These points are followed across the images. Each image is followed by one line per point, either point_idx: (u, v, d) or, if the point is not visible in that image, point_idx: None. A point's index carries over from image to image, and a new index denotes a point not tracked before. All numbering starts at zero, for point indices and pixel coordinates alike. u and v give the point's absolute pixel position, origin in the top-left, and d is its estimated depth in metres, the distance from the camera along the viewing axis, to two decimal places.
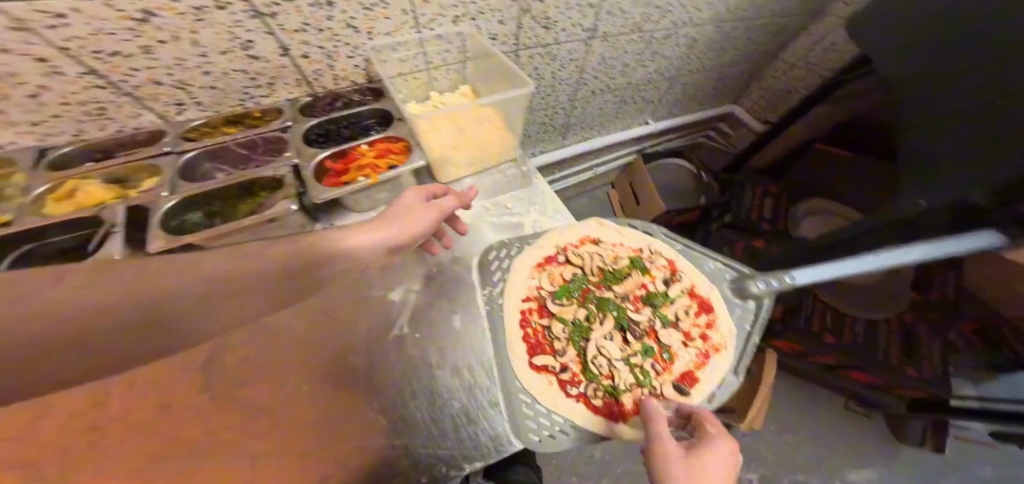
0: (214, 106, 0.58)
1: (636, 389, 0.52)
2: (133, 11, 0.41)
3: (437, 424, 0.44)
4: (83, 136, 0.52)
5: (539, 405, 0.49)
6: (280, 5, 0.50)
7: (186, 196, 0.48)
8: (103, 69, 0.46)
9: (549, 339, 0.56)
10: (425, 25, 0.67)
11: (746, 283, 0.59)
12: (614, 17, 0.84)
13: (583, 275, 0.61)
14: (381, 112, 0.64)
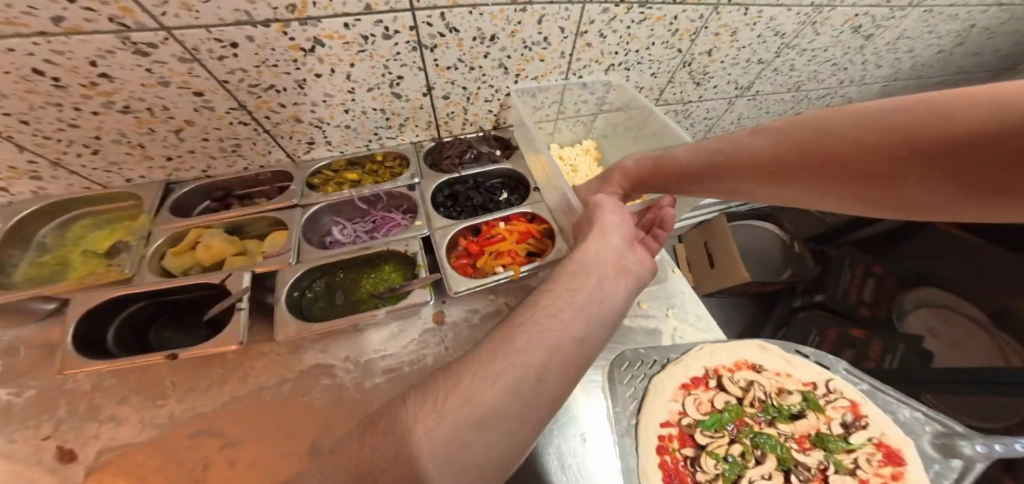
0: (341, 146, 0.51)
1: None
2: (303, 39, 0.37)
3: None
4: (210, 173, 0.48)
5: None
6: (444, 37, 0.43)
7: (311, 266, 0.43)
8: (251, 104, 0.42)
9: (690, 471, 0.44)
10: (576, 71, 0.56)
11: (955, 440, 0.43)
12: (778, 75, 0.70)
13: (734, 403, 0.50)
14: (512, 172, 0.56)
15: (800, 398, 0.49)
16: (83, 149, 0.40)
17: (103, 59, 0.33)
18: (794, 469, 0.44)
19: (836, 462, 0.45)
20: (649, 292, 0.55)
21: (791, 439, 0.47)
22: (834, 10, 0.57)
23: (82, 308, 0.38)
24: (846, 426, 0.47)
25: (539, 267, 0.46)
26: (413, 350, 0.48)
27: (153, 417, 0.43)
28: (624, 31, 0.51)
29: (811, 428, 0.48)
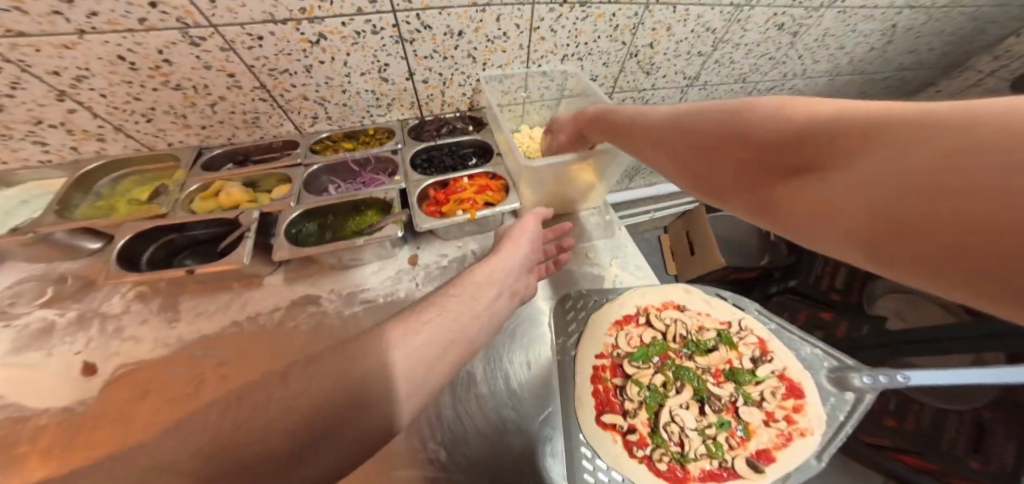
0: (339, 120, 0.63)
1: (706, 461, 0.49)
2: (311, 34, 0.48)
3: (496, 468, 0.45)
4: (233, 140, 0.60)
5: (600, 461, 0.47)
6: (421, 33, 0.54)
7: (308, 208, 0.52)
8: (269, 84, 0.53)
9: (620, 398, 0.53)
10: (534, 61, 0.68)
11: (847, 373, 0.52)
12: (720, 67, 0.80)
13: (662, 340, 0.57)
14: (480, 143, 0.66)
15: (719, 336, 0.58)
16: (140, 118, 0.52)
17: (166, 47, 0.45)
18: (706, 399, 0.53)
19: (743, 393, 0.55)
20: (597, 245, 0.65)
21: (706, 373, 0.56)
22: (754, 9, 0.67)
23: (128, 233, 0.48)
24: (753, 360, 0.56)
25: (495, 210, 0.54)
26: (389, 283, 0.57)
27: (165, 336, 0.51)
28: (571, 26, 0.63)
29: (726, 365, 0.57)
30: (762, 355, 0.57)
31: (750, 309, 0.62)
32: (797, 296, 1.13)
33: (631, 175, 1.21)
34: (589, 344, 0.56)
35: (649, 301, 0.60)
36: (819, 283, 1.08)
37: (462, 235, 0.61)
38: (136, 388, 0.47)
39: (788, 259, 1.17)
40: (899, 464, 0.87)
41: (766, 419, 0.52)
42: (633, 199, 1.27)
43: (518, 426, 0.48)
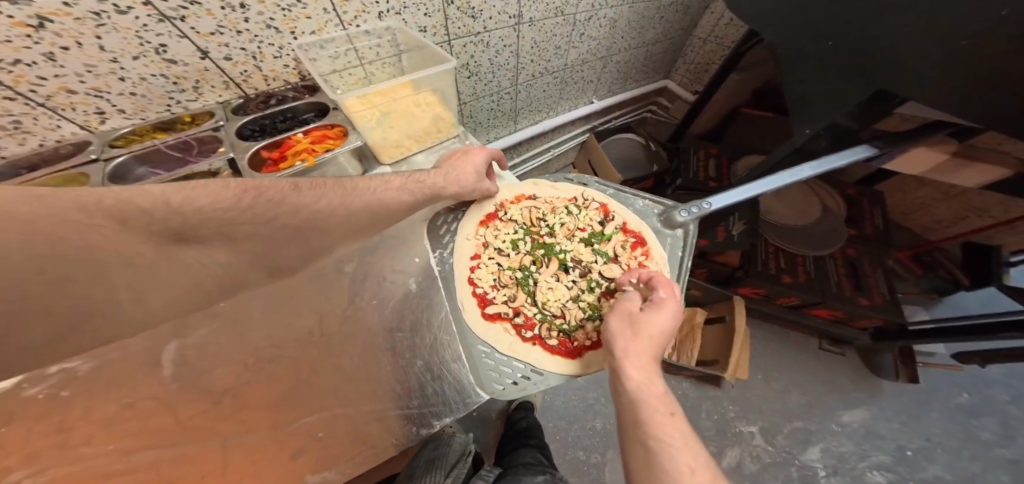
0: (137, 113, 0.59)
1: (588, 326, 0.52)
2: (25, 16, 0.41)
3: (406, 386, 0.50)
4: (3, 152, 0.53)
5: (499, 354, 0.50)
6: (189, 9, 0.51)
7: (120, 196, 0.49)
8: (7, 80, 0.45)
9: (498, 288, 0.55)
10: (350, 22, 0.69)
11: (671, 212, 0.56)
12: (534, 2, 0.90)
13: (523, 229, 0.59)
14: (319, 104, 0.67)
15: (568, 211, 0.61)
16: None
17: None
18: (571, 266, 0.57)
19: (599, 253, 0.57)
20: None
21: (568, 243, 0.59)
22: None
23: None
24: (603, 226, 0.59)
25: (333, 154, 0.57)
26: None
27: None
28: None
29: (581, 233, 0.59)
30: (609, 219, 0.60)
31: (592, 182, 0.65)
32: (686, 191, 1.27)
33: (512, 116, 1.24)
34: (462, 253, 0.58)
35: (504, 198, 0.62)
36: (696, 177, 1.28)
37: None
38: None
39: (671, 164, 1.39)
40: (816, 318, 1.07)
41: (626, 273, 0.56)
42: (523, 142, 1.37)
43: (418, 339, 0.52)
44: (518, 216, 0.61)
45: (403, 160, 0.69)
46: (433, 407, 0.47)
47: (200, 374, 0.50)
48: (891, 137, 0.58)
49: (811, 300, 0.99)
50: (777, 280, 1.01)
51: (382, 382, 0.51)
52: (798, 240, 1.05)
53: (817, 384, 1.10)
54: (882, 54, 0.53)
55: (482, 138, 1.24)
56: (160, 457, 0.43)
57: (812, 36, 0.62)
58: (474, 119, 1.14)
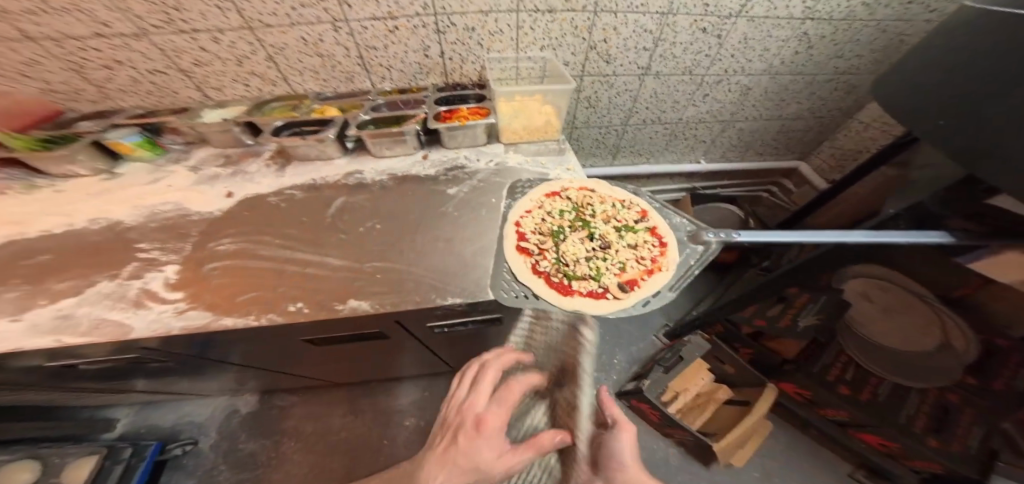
0: (398, 81, 1.06)
1: (588, 281, 0.64)
2: (392, 26, 0.90)
3: (442, 273, 0.66)
4: (338, 90, 1.07)
5: (509, 274, 0.66)
6: (451, 31, 0.94)
7: (371, 117, 0.92)
8: (364, 55, 0.98)
9: (535, 232, 0.72)
10: (523, 49, 1.02)
11: (700, 231, 0.67)
12: (666, 60, 1.07)
13: (571, 206, 0.77)
14: (483, 96, 1.01)
15: (612, 207, 0.77)
16: (300, 74, 1.01)
17: (322, 33, 0.91)
18: (597, 240, 0.71)
19: (624, 239, 0.70)
20: (553, 159, 0.93)
21: (601, 225, 0.73)
22: (678, 16, 0.95)
23: (279, 120, 0.91)
24: (637, 222, 0.73)
25: (476, 124, 0.89)
26: (405, 167, 0.91)
27: (274, 182, 0.87)
28: (545, 27, 0.96)
29: (615, 223, 0.73)
30: (645, 220, 0.74)
31: (645, 195, 0.80)
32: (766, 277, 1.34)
33: (613, 150, 1.42)
34: (524, 205, 0.78)
35: (568, 184, 0.82)
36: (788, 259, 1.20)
37: (460, 144, 0.95)
38: (246, 206, 0.80)
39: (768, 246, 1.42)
40: (864, 442, 1.09)
41: (638, 258, 0.67)
42: (619, 175, 1.53)
43: (469, 246, 0.72)
44: (574, 197, 0.79)
45: (513, 144, 0.97)
46: (450, 289, 0.64)
47: (340, 220, 0.77)
48: (979, 231, 0.55)
49: (862, 420, 1.03)
50: (833, 387, 1.09)
51: (436, 265, 0.68)
52: (894, 366, 1.03)
53: None
54: (994, 140, 0.51)
55: (582, 160, 1.47)
56: (292, 258, 0.68)
57: (944, 104, 0.59)
58: (580, 143, 1.38)
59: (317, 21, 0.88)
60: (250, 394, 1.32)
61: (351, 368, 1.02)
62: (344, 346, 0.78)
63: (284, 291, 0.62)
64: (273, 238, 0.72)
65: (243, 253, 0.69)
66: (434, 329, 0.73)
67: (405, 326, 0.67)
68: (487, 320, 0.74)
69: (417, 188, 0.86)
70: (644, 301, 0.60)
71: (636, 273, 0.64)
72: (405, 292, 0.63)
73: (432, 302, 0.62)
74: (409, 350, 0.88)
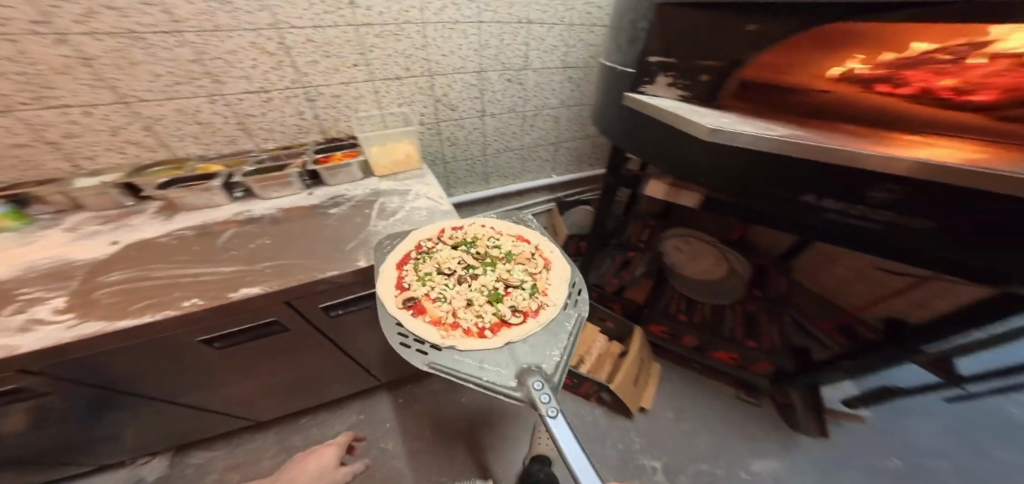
0: (281, 140, 1.27)
1: (411, 283, 0.79)
2: (264, 96, 1.13)
3: (321, 261, 0.84)
4: (224, 153, 1.23)
5: (364, 245, 0.90)
6: (320, 98, 1.20)
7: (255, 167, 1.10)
8: (244, 123, 1.18)
9: (448, 235, 0.94)
10: (385, 108, 1.32)
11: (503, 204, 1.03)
12: (494, 103, 1.55)
13: (504, 254, 0.89)
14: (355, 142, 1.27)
15: (525, 287, 0.79)
16: (181, 141, 1.15)
17: (199, 105, 1.09)
18: (468, 284, 0.81)
19: (487, 304, 0.75)
20: (416, 178, 1.23)
21: (492, 284, 0.81)
22: (489, 73, 1.43)
23: (164, 178, 1.02)
24: (521, 321, 0.70)
25: (348, 163, 1.13)
26: (290, 202, 1.09)
27: (161, 227, 0.95)
28: (399, 93, 1.30)
29: (503, 291, 0.79)
30: (520, 320, 0.71)
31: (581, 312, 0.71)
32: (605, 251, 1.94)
33: (485, 177, 1.87)
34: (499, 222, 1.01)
35: (531, 242, 0.93)
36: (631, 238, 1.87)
37: (342, 181, 1.17)
38: (138, 248, 0.85)
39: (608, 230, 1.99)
40: (720, 362, 1.59)
41: (466, 311, 0.73)
42: (496, 197, 1.99)
43: (341, 239, 0.91)
44: (517, 249, 0.91)
45: (388, 176, 1.23)
46: (323, 266, 0.82)
47: (235, 243, 0.89)
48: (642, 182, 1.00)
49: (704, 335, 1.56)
50: (678, 319, 1.60)
51: (315, 254, 0.86)
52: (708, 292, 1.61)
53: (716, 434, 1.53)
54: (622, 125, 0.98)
55: (463, 189, 1.88)
56: (189, 270, 0.79)
57: (606, 112, 1.04)
58: (456, 176, 1.79)
59: (192, 95, 1.06)
60: (161, 457, 1.25)
61: (262, 396, 1.06)
62: (248, 356, 0.87)
63: (180, 293, 0.72)
64: (163, 264, 0.80)
65: (135, 278, 0.75)
66: (328, 313, 0.88)
67: (295, 309, 0.81)
68: (372, 293, 0.91)
69: (298, 211, 1.05)
70: (416, 323, 0.68)
71: (438, 312, 0.72)
72: (291, 273, 0.79)
73: (313, 276, 0.79)
74: (320, 354, 1.00)
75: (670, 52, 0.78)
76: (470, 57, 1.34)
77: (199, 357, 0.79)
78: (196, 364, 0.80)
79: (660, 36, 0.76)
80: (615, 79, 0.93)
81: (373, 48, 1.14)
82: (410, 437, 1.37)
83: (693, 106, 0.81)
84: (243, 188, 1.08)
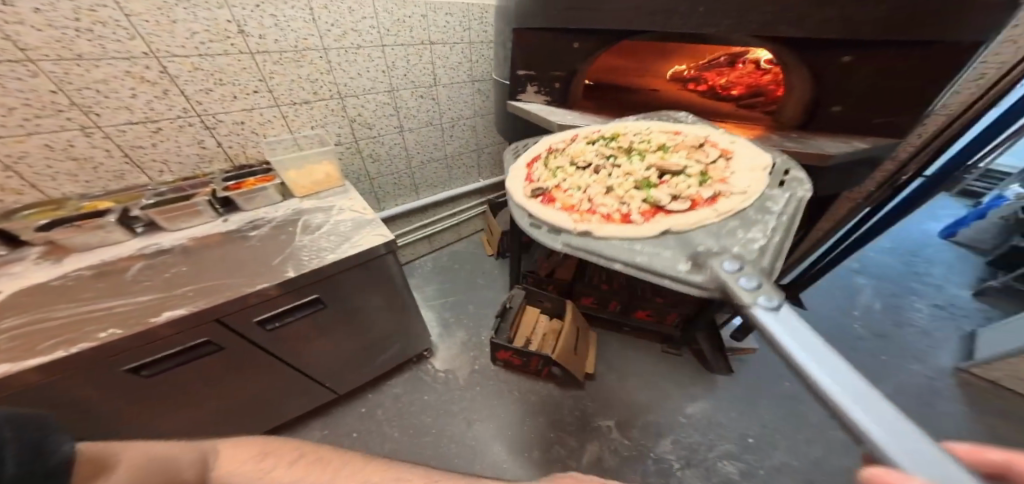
0: (180, 171, 1.20)
1: (549, 179, 0.88)
2: (154, 126, 1.07)
3: (246, 278, 0.89)
4: (109, 190, 1.12)
5: (286, 252, 0.97)
6: (221, 124, 1.18)
7: (154, 200, 1.06)
8: (131, 155, 1.09)
9: (586, 141, 0.99)
10: (297, 130, 1.36)
11: None
12: (411, 119, 1.68)
13: (655, 149, 0.90)
14: (268, 167, 1.29)
15: (691, 181, 0.78)
16: (50, 180, 1.02)
17: (71, 138, 0.98)
18: (612, 180, 0.86)
19: (644, 191, 0.78)
20: (340, 194, 1.29)
21: (642, 177, 0.83)
22: (401, 91, 1.56)
23: (44, 219, 0.94)
24: (687, 209, 0.67)
25: (264, 186, 1.15)
26: (205, 229, 1.08)
27: (53, 271, 0.90)
28: (310, 116, 1.36)
29: (657, 182, 0.81)
30: (682, 206, 0.70)
31: (784, 202, 0.61)
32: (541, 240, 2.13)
33: (414, 188, 1.99)
34: (649, 124, 1.02)
35: (691, 138, 0.93)
36: None
37: (258, 205, 1.18)
38: (37, 292, 0.83)
39: None
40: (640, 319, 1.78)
41: (614, 200, 0.77)
42: (428, 205, 2.12)
43: (266, 256, 0.96)
44: (672, 147, 0.91)
45: (310, 196, 1.27)
46: (248, 281, 0.87)
47: (150, 273, 0.90)
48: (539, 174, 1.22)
49: (623, 296, 1.75)
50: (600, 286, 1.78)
51: (241, 274, 0.90)
52: None
53: (651, 384, 1.67)
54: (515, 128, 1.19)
55: (394, 201, 1.96)
56: (101, 304, 0.81)
57: (503, 119, 1.24)
58: (385, 189, 1.86)
59: (61, 129, 0.96)
60: None
61: (208, 427, 1.07)
62: (187, 380, 0.91)
63: (94, 326, 0.76)
64: (67, 303, 0.81)
65: (36, 318, 0.77)
66: (264, 328, 0.95)
67: (228, 327, 0.88)
68: (304, 305, 0.99)
69: (216, 235, 1.06)
70: (550, 211, 0.73)
71: (565, 201, 0.79)
72: (217, 291, 0.84)
73: (241, 291, 0.85)
74: (265, 369, 1.06)
75: (531, 68, 1.00)
76: (379, 78, 1.45)
77: (129, 386, 0.82)
78: (126, 393, 0.83)
79: (520, 46, 0.98)
80: (500, 91, 1.16)
81: (273, 75, 1.19)
82: (380, 443, 1.49)
83: (558, 108, 1.03)
84: (144, 222, 1.05)
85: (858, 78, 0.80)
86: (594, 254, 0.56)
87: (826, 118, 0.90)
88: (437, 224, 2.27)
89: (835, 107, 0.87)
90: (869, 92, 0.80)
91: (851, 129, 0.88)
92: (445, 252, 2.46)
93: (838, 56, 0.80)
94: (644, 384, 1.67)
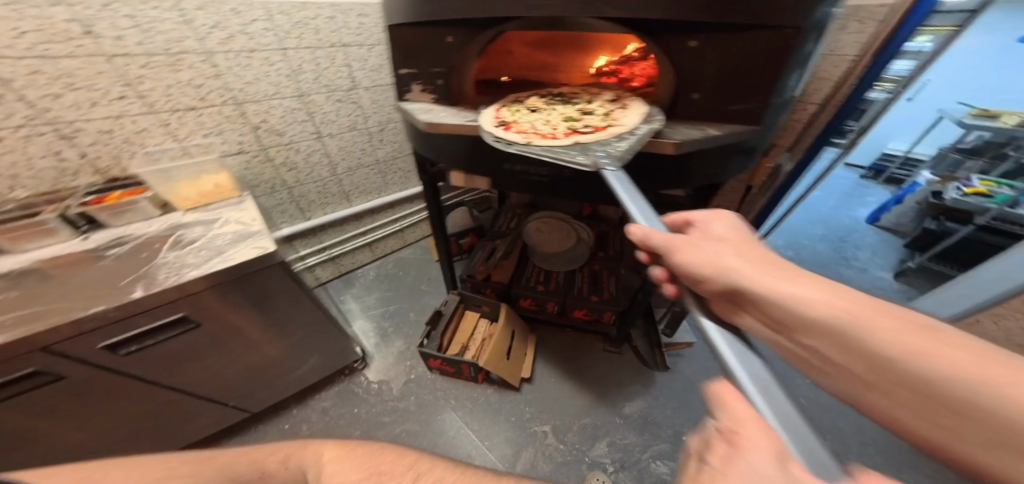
0: (38, 185, 1.09)
1: (502, 110, 1.05)
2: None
3: (83, 300, 0.80)
4: None
5: (141, 271, 0.88)
6: (81, 133, 1.08)
7: None
8: None
9: (535, 96, 1.19)
10: (185, 139, 1.27)
11: None
12: (329, 124, 1.61)
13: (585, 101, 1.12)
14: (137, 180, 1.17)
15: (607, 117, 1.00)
16: None
17: None
18: (549, 116, 1.05)
19: (571, 123, 0.98)
20: (233, 206, 1.20)
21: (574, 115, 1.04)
22: (313, 96, 1.49)
23: None
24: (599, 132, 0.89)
25: (132, 200, 1.05)
26: (58, 250, 0.97)
27: None
28: (199, 122, 1.27)
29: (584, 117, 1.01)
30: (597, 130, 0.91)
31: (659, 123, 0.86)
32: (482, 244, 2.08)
33: (344, 196, 1.91)
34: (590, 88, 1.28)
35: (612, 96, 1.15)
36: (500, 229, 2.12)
37: (129, 220, 1.08)
38: None
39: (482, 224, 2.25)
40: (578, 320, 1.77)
41: (548, 127, 0.97)
42: (362, 213, 2.04)
43: (119, 276, 0.87)
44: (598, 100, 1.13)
45: (195, 209, 1.18)
46: (81, 303, 0.79)
47: None
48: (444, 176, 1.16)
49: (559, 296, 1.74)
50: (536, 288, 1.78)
51: (80, 294, 0.82)
52: (561, 262, 1.89)
53: (588, 383, 1.65)
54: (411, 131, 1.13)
55: (323, 210, 1.87)
56: None
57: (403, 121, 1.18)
58: (309, 198, 1.77)
59: None
60: None
61: (88, 444, 1.02)
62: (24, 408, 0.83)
63: None
64: None
65: None
66: (118, 352, 0.86)
67: (65, 353, 0.79)
68: (165, 325, 0.89)
69: (70, 254, 0.95)
70: (507, 132, 0.89)
71: (513, 126, 0.95)
72: (41, 317, 0.75)
73: (71, 315, 0.76)
74: (134, 393, 0.97)
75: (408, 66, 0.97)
76: (282, 82, 1.37)
77: None
78: None
79: (394, 44, 0.93)
80: None
81: (143, 79, 1.10)
82: None
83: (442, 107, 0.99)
84: None
85: (704, 63, 0.79)
86: (538, 157, 0.77)
87: (686, 108, 0.88)
88: (377, 231, 2.20)
89: (694, 95, 0.85)
90: (719, 77, 0.80)
91: (710, 119, 0.88)
92: (390, 260, 2.35)
93: (684, 40, 0.77)
94: (584, 386, 1.64)
